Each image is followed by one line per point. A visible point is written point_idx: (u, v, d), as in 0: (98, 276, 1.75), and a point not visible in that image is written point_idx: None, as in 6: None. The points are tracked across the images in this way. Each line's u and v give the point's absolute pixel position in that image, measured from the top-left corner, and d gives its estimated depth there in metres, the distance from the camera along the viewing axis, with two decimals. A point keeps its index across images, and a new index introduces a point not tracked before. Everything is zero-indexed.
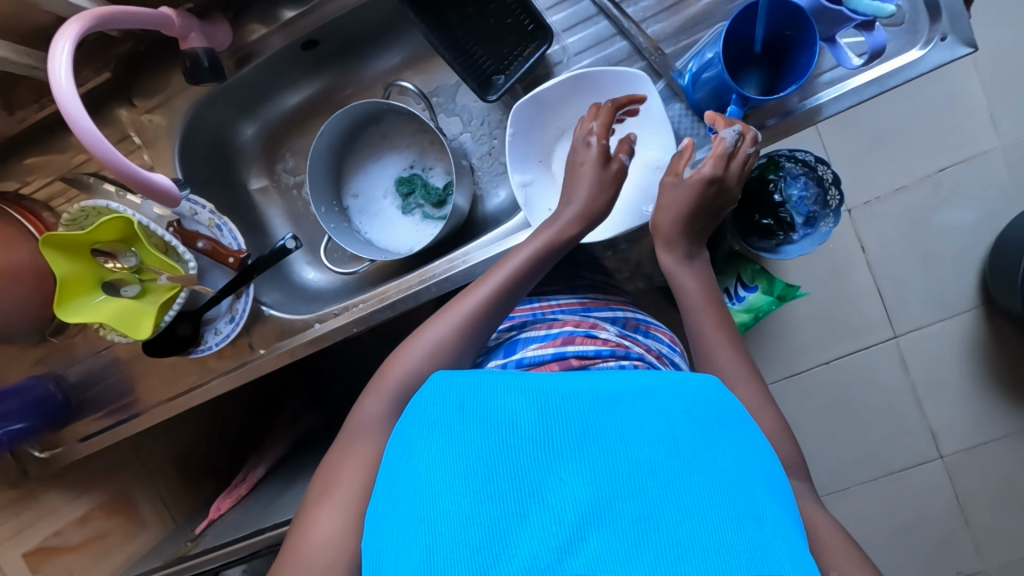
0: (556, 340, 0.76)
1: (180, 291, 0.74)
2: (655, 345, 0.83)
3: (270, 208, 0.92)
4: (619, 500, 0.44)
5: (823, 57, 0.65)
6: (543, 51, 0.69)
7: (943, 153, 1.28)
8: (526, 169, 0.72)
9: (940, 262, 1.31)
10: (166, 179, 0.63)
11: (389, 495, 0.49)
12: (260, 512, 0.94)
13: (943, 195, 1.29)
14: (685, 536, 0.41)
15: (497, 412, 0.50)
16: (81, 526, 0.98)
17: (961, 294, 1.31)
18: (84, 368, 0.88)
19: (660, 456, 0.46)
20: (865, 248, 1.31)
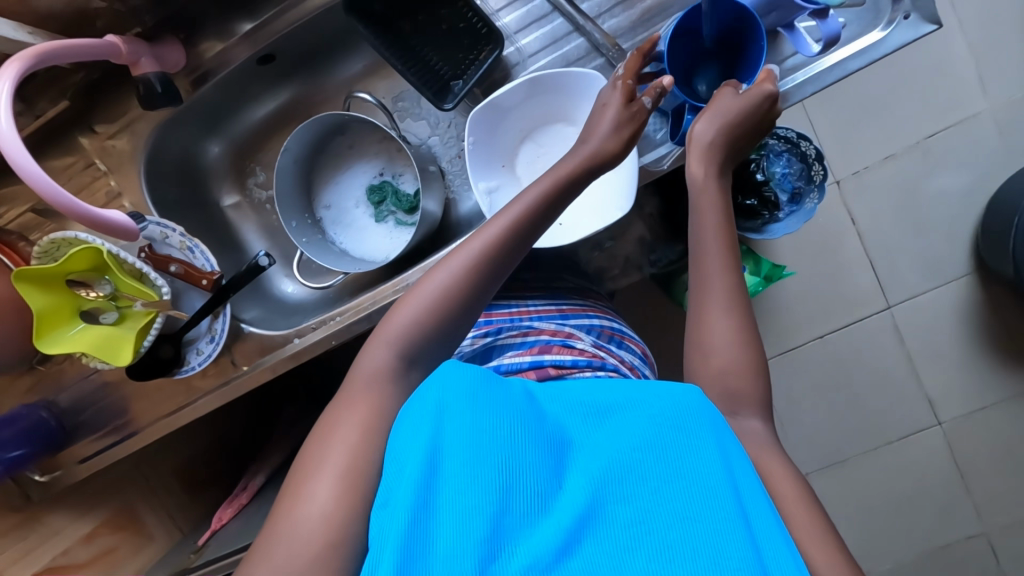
0: (533, 348, 0.83)
1: (156, 316, 0.74)
2: (628, 355, 0.88)
3: (244, 224, 0.91)
4: (612, 505, 0.46)
5: (783, 44, 0.64)
6: (497, 54, 0.68)
7: (930, 119, 1.26)
8: (490, 175, 0.71)
9: (932, 229, 1.29)
10: (121, 215, 0.66)
11: (386, 490, 0.46)
12: (261, 520, 0.96)
13: (932, 162, 1.27)
14: (677, 538, 0.43)
15: (500, 411, 0.50)
16: (87, 544, 1.00)
17: (954, 260, 1.30)
18: (75, 395, 0.90)
19: (652, 463, 0.48)
20: (854, 219, 1.30)
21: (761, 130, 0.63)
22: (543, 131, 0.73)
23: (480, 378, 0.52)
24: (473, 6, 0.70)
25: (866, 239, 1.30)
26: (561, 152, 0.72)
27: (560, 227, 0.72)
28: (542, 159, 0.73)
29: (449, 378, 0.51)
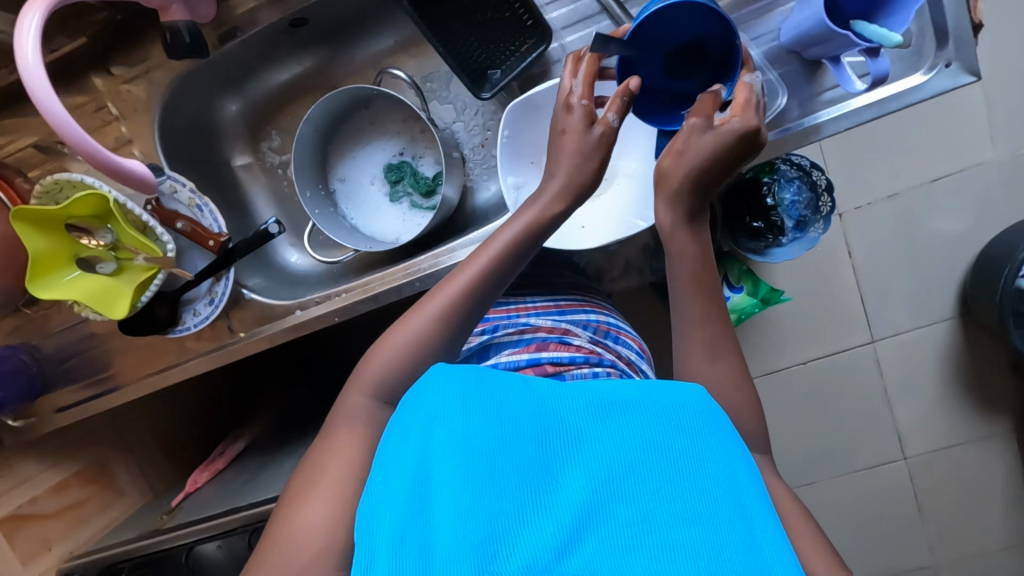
0: (529, 347, 0.82)
1: (157, 273, 0.72)
2: (626, 351, 0.89)
3: (254, 187, 0.89)
4: (611, 504, 0.46)
5: (825, 76, 0.64)
6: (540, 51, 0.68)
7: (936, 164, 1.28)
8: (517, 170, 0.70)
9: (924, 270, 1.32)
10: (140, 165, 0.63)
11: (383, 487, 0.46)
12: (238, 488, 0.95)
13: (930, 207, 1.30)
14: (675, 537, 0.44)
15: (498, 409, 0.49)
16: (57, 495, 0.98)
17: (941, 302, 1.34)
18: (58, 342, 0.87)
19: (653, 463, 0.48)
20: (852, 251, 1.32)
21: (748, 152, 0.60)
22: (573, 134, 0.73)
23: (476, 377, 0.51)
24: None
25: (860, 274, 1.33)
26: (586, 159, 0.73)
27: (584, 229, 0.71)
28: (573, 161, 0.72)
29: (446, 377, 0.51)
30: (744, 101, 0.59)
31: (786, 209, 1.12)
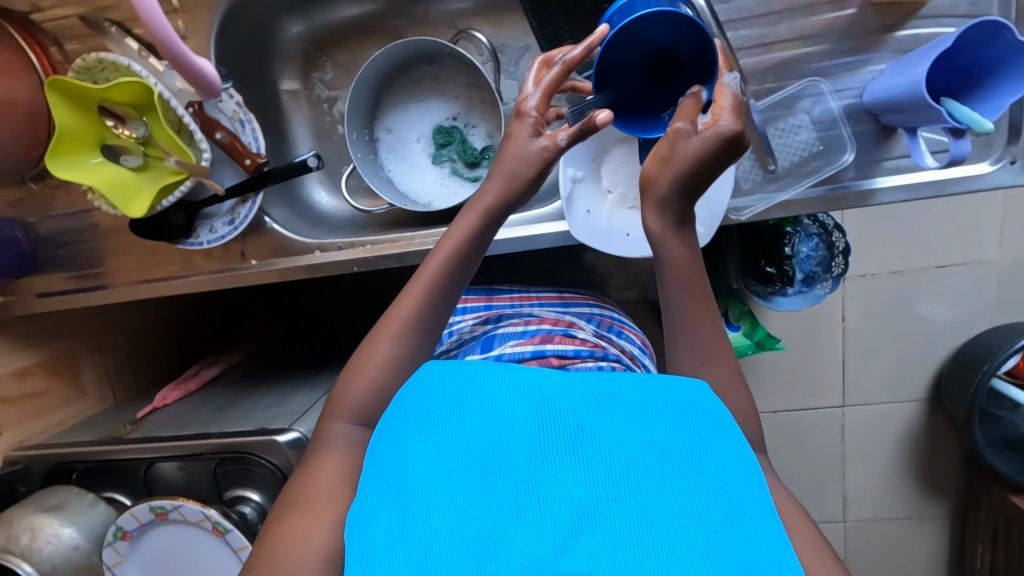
0: (533, 338, 0.84)
1: (185, 179, 0.69)
2: (628, 345, 0.89)
3: (295, 115, 0.86)
4: (609, 497, 0.42)
5: (897, 143, 0.64)
6: None
7: (946, 252, 1.30)
8: (578, 165, 0.67)
9: (909, 350, 1.36)
10: (211, 69, 0.63)
11: (380, 491, 0.48)
12: (208, 414, 0.93)
13: (924, 294, 1.33)
14: (677, 537, 0.40)
15: (490, 407, 0.47)
16: (18, 381, 0.94)
17: (915, 384, 1.38)
18: (57, 225, 0.82)
19: (655, 459, 0.44)
20: (845, 317, 1.35)
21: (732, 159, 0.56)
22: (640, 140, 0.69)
23: (469, 373, 0.50)
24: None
25: (848, 340, 1.36)
26: None
27: (628, 238, 0.67)
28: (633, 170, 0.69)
29: (439, 375, 0.51)
30: (726, 105, 0.53)
31: (799, 261, 1.14)
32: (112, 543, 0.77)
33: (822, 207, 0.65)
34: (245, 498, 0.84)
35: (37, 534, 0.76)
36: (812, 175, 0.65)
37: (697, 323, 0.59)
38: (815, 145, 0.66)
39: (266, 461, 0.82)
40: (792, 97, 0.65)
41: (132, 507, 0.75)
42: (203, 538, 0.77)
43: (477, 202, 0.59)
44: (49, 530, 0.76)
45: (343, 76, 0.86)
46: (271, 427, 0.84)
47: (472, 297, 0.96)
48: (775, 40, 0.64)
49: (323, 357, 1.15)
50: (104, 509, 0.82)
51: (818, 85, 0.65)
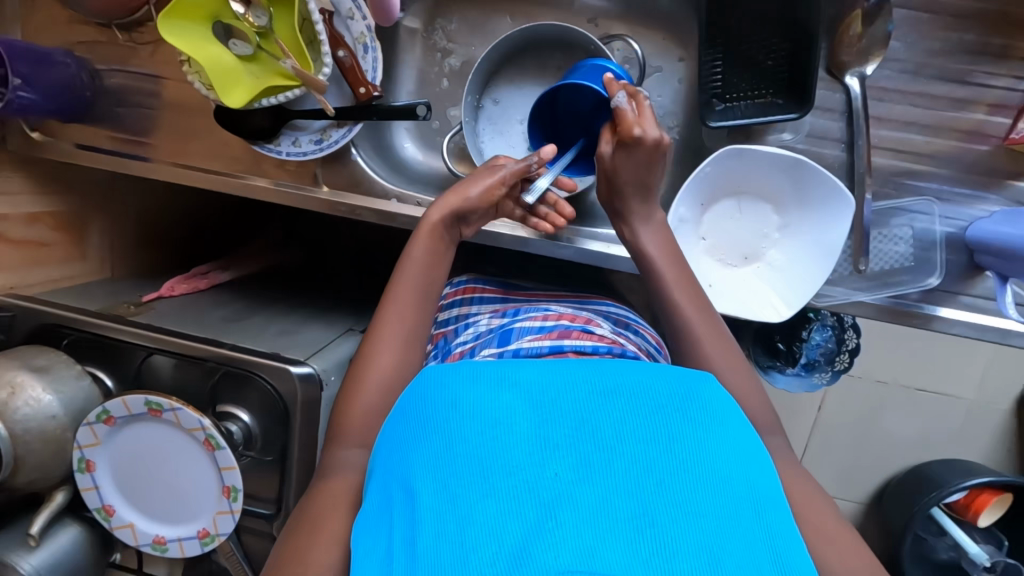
0: (552, 333, 0.74)
1: (296, 86, 0.65)
2: (641, 340, 0.81)
3: (405, 54, 0.83)
4: (611, 494, 0.43)
5: (978, 282, 0.67)
6: (787, 119, 0.62)
7: (931, 377, 1.31)
8: (688, 205, 0.66)
9: (869, 457, 1.37)
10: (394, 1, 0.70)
11: (382, 501, 0.47)
12: (216, 320, 0.89)
13: (885, 407, 1.34)
14: (677, 530, 0.41)
15: (491, 408, 0.48)
16: (27, 225, 0.86)
17: (859, 488, 1.38)
18: (126, 82, 0.77)
19: (654, 455, 0.45)
20: (821, 405, 1.36)
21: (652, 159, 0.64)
22: (752, 200, 0.68)
23: (470, 375, 0.51)
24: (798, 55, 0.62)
25: (817, 427, 1.38)
26: (752, 229, 0.68)
27: (709, 289, 0.68)
28: (735, 228, 0.69)
29: (438, 378, 0.51)
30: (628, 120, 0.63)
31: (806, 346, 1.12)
32: (91, 425, 0.73)
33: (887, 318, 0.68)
34: (232, 416, 0.81)
35: (17, 393, 0.71)
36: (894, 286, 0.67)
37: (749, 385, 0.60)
38: (907, 259, 0.67)
39: (269, 385, 0.78)
40: (904, 209, 0.67)
41: (127, 394, 0.71)
42: (190, 447, 0.74)
43: (432, 215, 0.69)
44: (29, 392, 0.72)
45: (465, 32, 0.83)
46: (283, 354, 0.81)
47: (486, 299, 0.92)
48: (907, 151, 0.66)
49: (336, 294, 1.11)
50: (89, 386, 0.78)
51: (930, 205, 0.66)
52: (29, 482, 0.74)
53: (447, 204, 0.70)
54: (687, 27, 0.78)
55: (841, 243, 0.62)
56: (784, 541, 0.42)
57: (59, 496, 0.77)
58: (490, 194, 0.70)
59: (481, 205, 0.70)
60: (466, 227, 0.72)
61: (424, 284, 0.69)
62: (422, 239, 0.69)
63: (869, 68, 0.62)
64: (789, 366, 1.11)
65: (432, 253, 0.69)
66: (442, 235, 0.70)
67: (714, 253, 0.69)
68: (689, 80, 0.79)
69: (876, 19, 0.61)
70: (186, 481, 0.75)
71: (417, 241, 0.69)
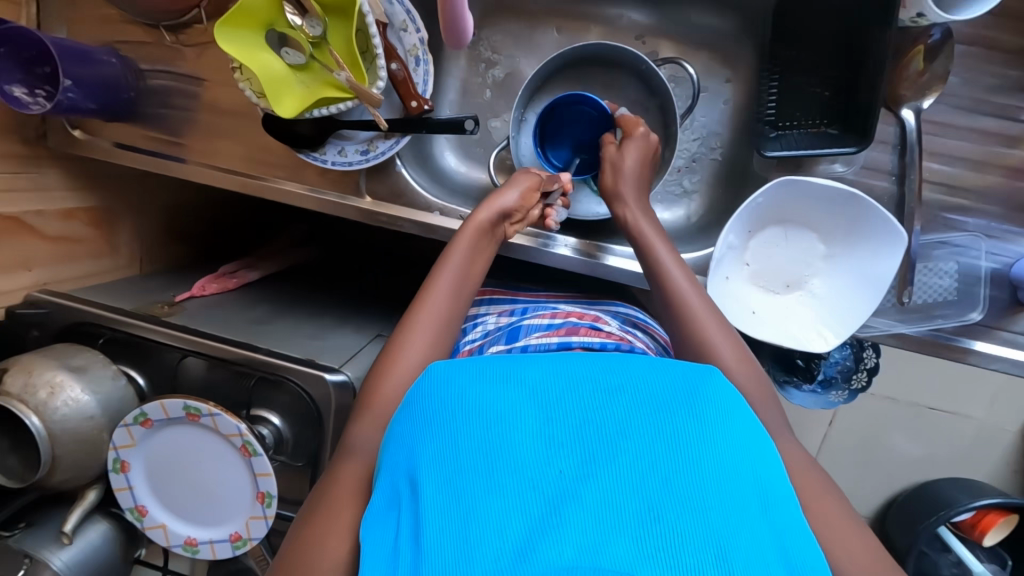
0: (559, 331, 0.74)
1: (349, 98, 0.65)
2: (646, 339, 0.79)
3: (450, 64, 0.82)
4: (615, 491, 0.39)
5: (1019, 318, 0.67)
6: (849, 151, 0.61)
7: (941, 396, 1.15)
8: (737, 231, 0.66)
9: (884, 476, 1.22)
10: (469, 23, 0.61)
11: (388, 496, 0.45)
12: (249, 321, 0.89)
13: (891, 425, 1.19)
14: (688, 529, 0.38)
15: (494, 403, 0.45)
16: (61, 221, 0.83)
17: (866, 503, 1.24)
18: (171, 83, 0.76)
19: (665, 449, 0.41)
20: (831, 421, 1.21)
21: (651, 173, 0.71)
22: (798, 229, 0.68)
23: (474, 372, 0.47)
24: (852, 88, 0.63)
25: (825, 444, 1.24)
26: (796, 257, 0.69)
27: (753, 315, 0.68)
28: (777, 254, 0.69)
29: (442, 375, 0.48)
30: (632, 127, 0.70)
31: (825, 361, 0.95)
32: (128, 426, 0.74)
33: (924, 350, 0.68)
34: (263, 420, 0.78)
35: (56, 393, 0.71)
36: (934, 319, 0.68)
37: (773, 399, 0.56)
38: (950, 293, 0.68)
39: (301, 390, 0.76)
40: (951, 243, 0.67)
41: (166, 398, 0.71)
42: (226, 451, 0.74)
43: (478, 218, 0.68)
44: (68, 392, 0.72)
45: (510, 44, 0.83)
46: (318, 362, 0.79)
47: (496, 300, 0.89)
48: (955, 186, 0.66)
49: (360, 294, 1.10)
50: (125, 386, 0.78)
51: (977, 240, 0.67)
52: (64, 481, 0.74)
53: (493, 206, 0.69)
54: (735, 49, 0.77)
55: (889, 277, 0.62)
56: (799, 540, 0.41)
57: (92, 494, 0.78)
58: (529, 196, 0.71)
59: (521, 207, 0.71)
60: (508, 228, 0.72)
61: (459, 289, 0.67)
62: (467, 239, 0.68)
63: (925, 102, 0.62)
64: (804, 385, 0.89)
65: (475, 253, 0.69)
66: (486, 236, 0.69)
67: (756, 279, 0.69)
68: (734, 101, 0.79)
69: (939, 55, 0.60)
70: (220, 484, 0.76)
71: (461, 241, 0.68)
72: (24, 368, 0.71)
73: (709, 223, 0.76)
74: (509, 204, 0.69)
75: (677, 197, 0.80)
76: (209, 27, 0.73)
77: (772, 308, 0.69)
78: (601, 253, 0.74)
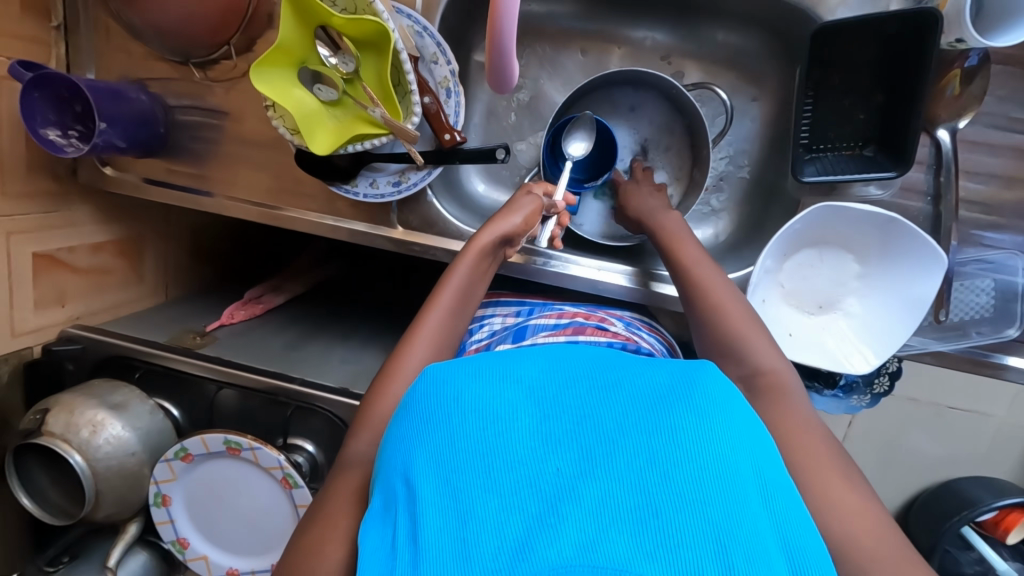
0: (566, 330, 0.73)
1: (383, 134, 0.65)
2: (654, 341, 0.78)
3: (475, 89, 0.83)
4: (613, 488, 0.38)
5: None
6: (887, 177, 0.62)
7: (964, 398, 1.08)
8: (773, 256, 0.66)
9: (908, 477, 1.17)
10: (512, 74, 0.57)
11: (386, 498, 0.45)
12: (280, 347, 0.89)
13: (913, 425, 1.13)
14: (685, 527, 0.37)
15: (491, 402, 0.44)
16: (92, 255, 0.84)
17: (887, 501, 1.19)
18: (200, 117, 0.76)
19: (662, 448, 0.40)
20: (853, 422, 1.15)
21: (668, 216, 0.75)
22: (832, 250, 0.68)
23: (470, 370, 0.47)
24: (890, 112, 0.63)
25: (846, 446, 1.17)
26: (831, 279, 0.69)
27: (789, 337, 0.68)
28: (812, 274, 0.69)
29: (438, 377, 0.47)
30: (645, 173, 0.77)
31: None
32: (168, 461, 0.75)
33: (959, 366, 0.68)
34: (298, 448, 0.77)
35: (98, 431, 0.72)
36: (970, 334, 0.68)
37: (796, 414, 0.54)
38: (986, 310, 0.67)
39: (333, 418, 0.75)
40: (985, 260, 0.67)
41: (207, 433, 0.72)
42: (266, 482, 0.75)
43: (480, 240, 0.67)
44: (109, 430, 0.72)
45: (535, 67, 0.83)
46: (351, 389, 0.78)
47: (503, 301, 0.86)
48: (988, 203, 0.66)
49: (384, 312, 1.10)
50: (162, 420, 0.78)
51: (1013, 257, 0.66)
52: (108, 516, 0.75)
53: (498, 228, 0.68)
54: (761, 68, 0.77)
55: (928, 299, 0.63)
56: (799, 539, 0.40)
57: (133, 527, 0.79)
58: (533, 219, 0.70)
59: (526, 230, 0.70)
60: (509, 249, 0.71)
61: (460, 302, 0.66)
62: (470, 260, 0.67)
63: (960, 123, 0.62)
64: (824, 390, 0.79)
65: (476, 273, 0.68)
66: (487, 257, 0.68)
67: (790, 299, 0.70)
68: (762, 119, 0.79)
69: (975, 78, 0.60)
70: (259, 513, 0.77)
71: (464, 261, 0.66)
72: (66, 407, 0.72)
73: (739, 242, 0.76)
74: (515, 227, 0.68)
75: (705, 216, 0.80)
76: (239, 62, 0.74)
77: (810, 330, 0.69)
78: (656, 282, 0.74)
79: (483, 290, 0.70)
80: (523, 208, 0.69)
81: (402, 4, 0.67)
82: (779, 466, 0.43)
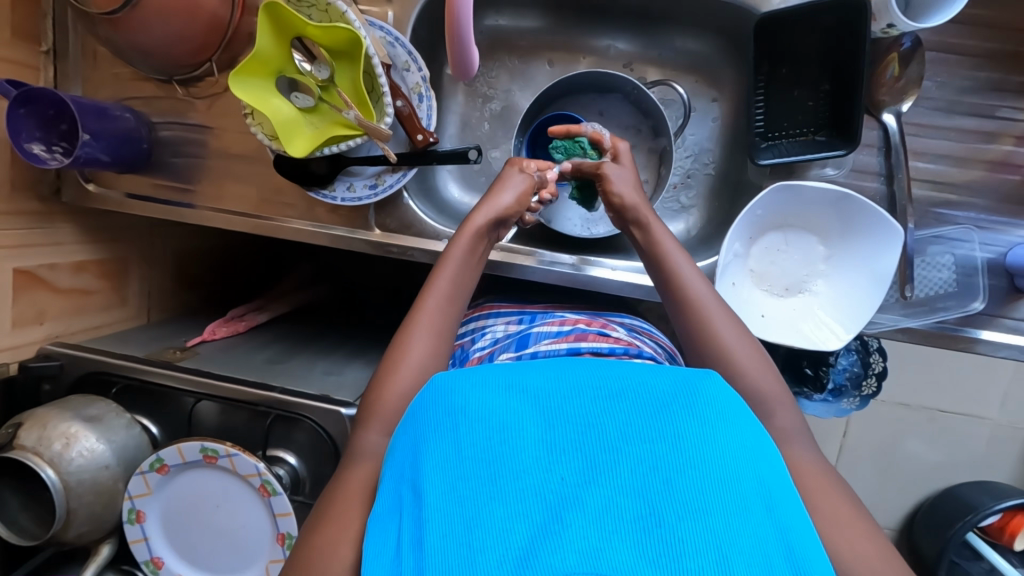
0: (568, 337, 0.73)
1: (357, 135, 0.67)
2: (655, 346, 0.78)
3: (449, 101, 0.87)
4: (614, 495, 0.40)
5: (1017, 306, 0.68)
6: (838, 154, 0.65)
7: (951, 397, 1.08)
8: (739, 239, 0.68)
9: (909, 484, 1.13)
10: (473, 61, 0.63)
11: (394, 501, 0.45)
12: (262, 358, 0.89)
13: (906, 428, 1.11)
14: (684, 533, 0.38)
15: (499, 413, 0.45)
16: (74, 273, 0.84)
17: (891, 511, 1.15)
18: (182, 132, 0.79)
19: (662, 456, 0.41)
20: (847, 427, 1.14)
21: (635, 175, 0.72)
22: (798, 232, 0.71)
23: (479, 381, 0.48)
24: (837, 97, 0.67)
25: (841, 452, 1.15)
26: (801, 262, 0.71)
27: (763, 318, 0.70)
28: (779, 257, 0.72)
29: (443, 386, 0.49)
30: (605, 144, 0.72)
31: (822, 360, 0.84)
32: (144, 474, 0.73)
33: (930, 342, 0.68)
34: (279, 459, 0.75)
35: (71, 443, 0.70)
36: (939, 311, 0.69)
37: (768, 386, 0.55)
38: (950, 285, 0.69)
39: (318, 428, 0.73)
40: (945, 238, 0.69)
41: (184, 441, 0.71)
42: (245, 491, 0.73)
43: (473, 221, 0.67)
44: (83, 442, 0.71)
45: (506, 79, 0.87)
46: (333, 396, 0.76)
47: (503, 310, 0.85)
48: (940, 183, 0.69)
49: (370, 331, 1.10)
50: (139, 434, 0.77)
51: (968, 233, 0.68)
52: (79, 535, 0.73)
53: (489, 208, 0.68)
54: (719, 70, 0.82)
55: (890, 272, 0.65)
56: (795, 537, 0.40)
57: (105, 549, 0.77)
58: (524, 198, 0.70)
59: (518, 209, 0.71)
60: (503, 230, 0.71)
61: (457, 282, 0.65)
62: (462, 241, 0.66)
63: (904, 105, 0.66)
64: (813, 394, 0.79)
65: (471, 254, 0.67)
66: (481, 237, 0.68)
67: (761, 281, 0.72)
68: (724, 118, 0.83)
69: (912, 61, 0.65)
70: (240, 528, 0.75)
71: (458, 244, 0.66)
72: (39, 421, 0.71)
73: (709, 234, 0.78)
74: (506, 206, 0.69)
75: (676, 212, 0.82)
76: (221, 78, 0.77)
77: (782, 311, 0.71)
78: (587, 264, 0.76)
79: (479, 274, 0.69)
80: (515, 188, 0.71)
81: (375, 17, 0.72)
82: (777, 468, 0.44)
